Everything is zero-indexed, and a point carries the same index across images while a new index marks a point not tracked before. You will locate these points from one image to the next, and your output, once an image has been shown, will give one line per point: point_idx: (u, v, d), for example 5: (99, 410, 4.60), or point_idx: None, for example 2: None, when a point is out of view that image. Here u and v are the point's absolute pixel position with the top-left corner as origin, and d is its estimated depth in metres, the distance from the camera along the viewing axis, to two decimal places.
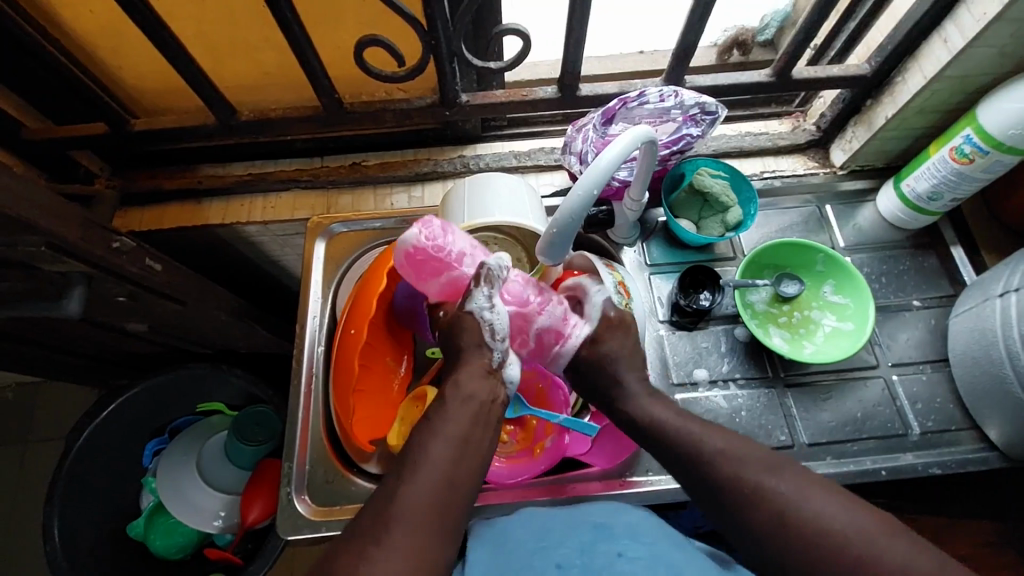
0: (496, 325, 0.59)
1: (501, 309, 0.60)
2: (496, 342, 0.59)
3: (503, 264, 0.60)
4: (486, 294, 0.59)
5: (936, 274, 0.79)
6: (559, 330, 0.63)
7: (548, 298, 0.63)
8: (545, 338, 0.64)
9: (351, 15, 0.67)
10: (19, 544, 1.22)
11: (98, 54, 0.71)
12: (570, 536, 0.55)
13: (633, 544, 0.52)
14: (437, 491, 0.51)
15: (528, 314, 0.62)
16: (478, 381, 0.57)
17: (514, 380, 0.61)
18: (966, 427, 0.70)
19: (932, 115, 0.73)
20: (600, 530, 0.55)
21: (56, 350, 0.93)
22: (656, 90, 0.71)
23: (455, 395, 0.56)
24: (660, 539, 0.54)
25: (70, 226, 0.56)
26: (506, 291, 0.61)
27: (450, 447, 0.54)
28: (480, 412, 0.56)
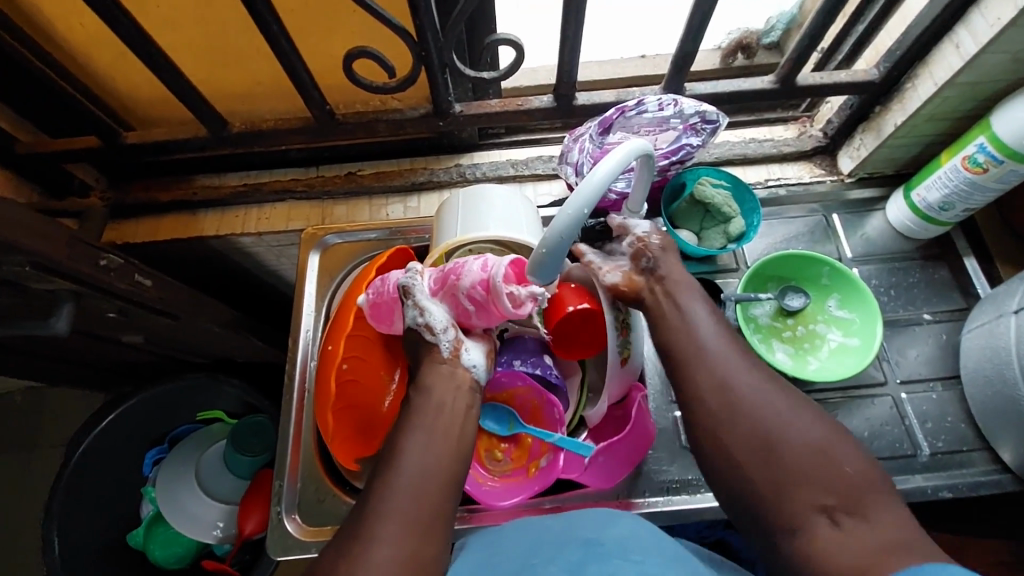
0: (432, 319, 0.60)
1: (431, 305, 0.60)
2: (438, 334, 0.60)
3: (410, 271, 0.61)
4: (411, 304, 0.60)
5: (948, 287, 0.76)
6: (489, 283, 0.58)
7: (464, 263, 0.60)
8: (485, 299, 0.59)
9: (340, 26, 0.66)
10: (24, 549, 1.23)
11: (88, 65, 0.70)
12: (559, 555, 0.51)
13: (621, 562, 0.49)
14: (414, 485, 0.52)
15: (455, 290, 0.60)
16: (440, 379, 0.59)
17: (476, 362, 0.61)
18: (978, 448, 0.68)
19: (944, 122, 0.70)
20: (591, 546, 0.52)
21: (54, 360, 0.93)
22: (655, 99, 0.69)
23: (420, 391, 0.59)
24: (651, 557, 0.50)
25: (54, 245, 0.55)
26: (435, 289, 0.62)
27: (420, 440, 0.55)
28: (446, 402, 0.58)
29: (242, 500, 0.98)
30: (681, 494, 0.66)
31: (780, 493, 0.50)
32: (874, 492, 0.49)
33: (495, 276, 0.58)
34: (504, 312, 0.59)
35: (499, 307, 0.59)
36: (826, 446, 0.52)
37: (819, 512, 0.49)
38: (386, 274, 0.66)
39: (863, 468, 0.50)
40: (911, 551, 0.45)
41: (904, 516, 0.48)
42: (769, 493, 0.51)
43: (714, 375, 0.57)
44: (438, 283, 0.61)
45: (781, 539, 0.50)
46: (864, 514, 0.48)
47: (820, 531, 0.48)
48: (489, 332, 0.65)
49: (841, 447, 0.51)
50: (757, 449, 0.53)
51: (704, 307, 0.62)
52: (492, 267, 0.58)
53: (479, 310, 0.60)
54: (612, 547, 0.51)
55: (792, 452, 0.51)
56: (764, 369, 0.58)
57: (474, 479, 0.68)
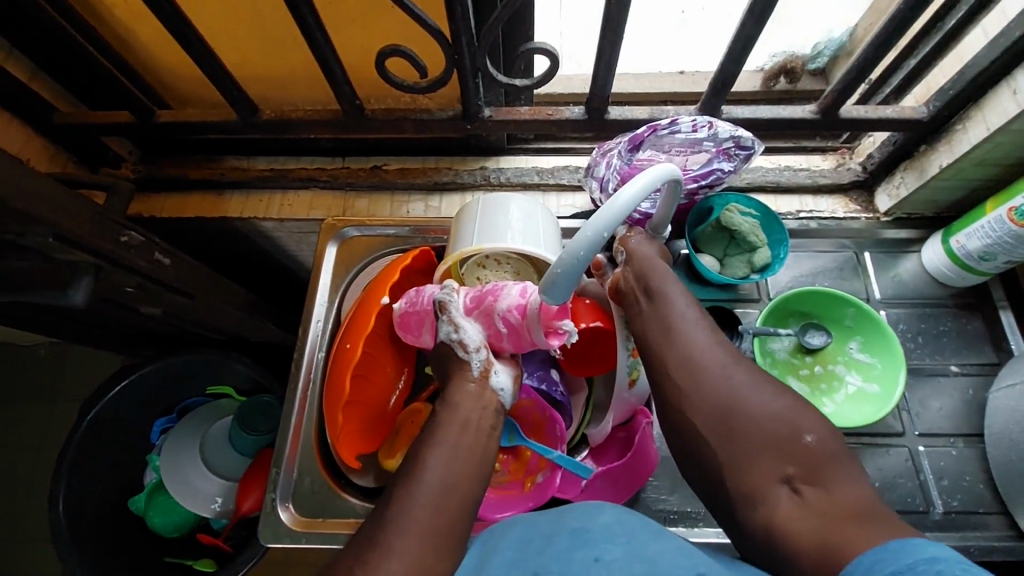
0: (465, 337, 0.61)
1: (465, 324, 0.61)
2: (471, 353, 0.60)
3: (449, 288, 0.62)
4: (447, 320, 0.61)
5: (979, 339, 0.73)
6: (526, 308, 0.60)
7: (503, 287, 0.62)
8: (519, 324, 0.61)
9: (377, 22, 0.65)
10: (33, 501, 1.27)
11: (129, 40, 0.71)
12: (546, 541, 0.50)
13: (609, 547, 0.47)
14: (435, 499, 0.50)
15: (490, 311, 0.61)
16: (471, 401, 0.58)
17: (505, 386, 0.61)
18: (994, 511, 0.65)
19: (993, 168, 0.67)
20: (577, 533, 0.50)
21: (75, 323, 0.96)
22: (689, 119, 0.66)
23: (446, 405, 0.58)
24: (636, 533, 0.49)
25: (77, 219, 0.56)
26: (470, 310, 0.62)
27: (443, 454, 0.54)
28: (472, 419, 0.57)
29: (242, 478, 0.99)
30: (677, 526, 0.65)
31: (740, 464, 0.49)
32: (835, 462, 0.48)
33: (532, 302, 0.60)
34: (536, 339, 0.61)
35: (532, 335, 0.60)
36: (789, 415, 0.50)
37: (780, 483, 0.48)
38: (420, 287, 0.67)
39: (824, 437, 0.49)
40: (870, 520, 0.43)
41: (867, 489, 0.46)
42: (730, 466, 0.50)
43: (681, 350, 0.55)
44: (472, 304, 0.63)
45: (743, 512, 0.49)
46: (824, 484, 0.47)
47: (780, 501, 0.47)
48: (516, 357, 0.65)
49: (803, 418, 0.49)
50: (721, 423, 0.51)
51: (675, 290, 0.59)
52: (531, 293, 0.61)
53: (512, 335, 0.61)
54: (596, 530, 0.49)
55: (752, 424, 0.50)
56: (729, 343, 0.56)
57: None
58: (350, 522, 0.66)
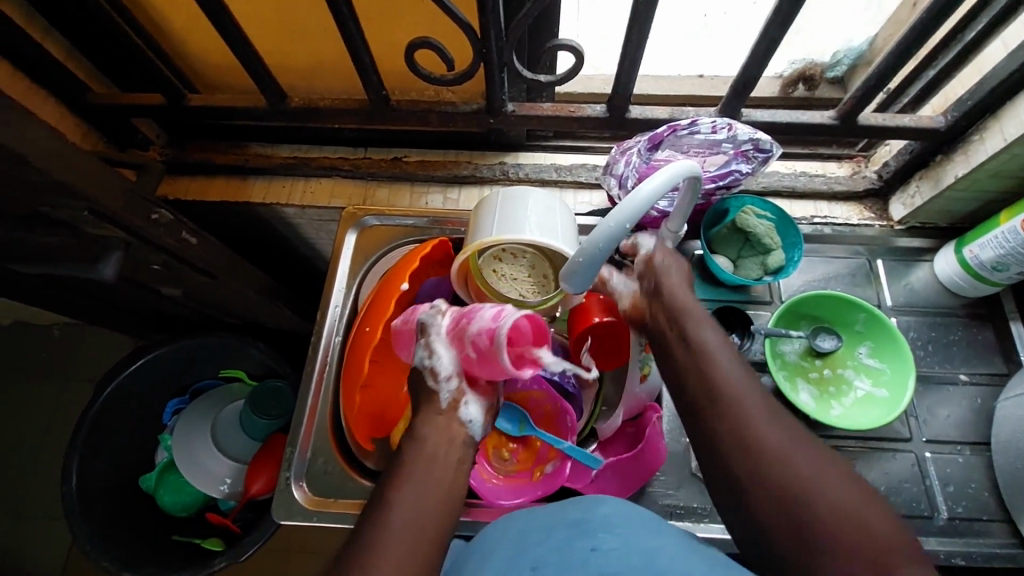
0: (437, 364, 0.59)
1: (440, 350, 0.59)
2: (441, 383, 0.59)
3: (433, 312, 0.61)
4: (423, 345, 0.60)
5: (990, 350, 0.73)
6: (493, 334, 0.55)
7: (479, 309, 0.58)
8: (487, 351, 0.56)
9: (406, 15, 0.67)
10: (44, 476, 1.29)
11: (164, 25, 0.73)
12: (545, 533, 0.52)
13: (608, 536, 0.48)
14: (408, 533, 0.51)
15: (463, 337, 0.58)
16: (437, 434, 0.57)
17: (473, 419, 0.59)
18: (998, 518, 0.66)
19: (1009, 180, 0.67)
20: (577, 523, 0.52)
21: (95, 301, 0.97)
22: (709, 121, 0.67)
23: (414, 439, 0.58)
24: (636, 523, 0.50)
25: (111, 195, 0.58)
26: (449, 334, 0.60)
27: (412, 491, 0.54)
28: (439, 454, 0.56)
29: (252, 460, 1.01)
30: (683, 520, 0.66)
31: (803, 554, 0.43)
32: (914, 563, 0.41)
33: (499, 328, 0.54)
34: (505, 369, 0.56)
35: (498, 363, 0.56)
36: (853, 504, 0.44)
37: None
38: (415, 308, 0.66)
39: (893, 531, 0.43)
40: None
41: None
42: (793, 557, 0.44)
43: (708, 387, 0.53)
44: (451, 327, 0.60)
45: None
46: None
47: None
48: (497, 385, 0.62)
49: (870, 510, 0.44)
50: (775, 502, 0.46)
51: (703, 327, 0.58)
52: (501, 315, 0.56)
53: (482, 363, 0.57)
54: (595, 520, 0.51)
55: (813, 508, 0.44)
56: (771, 394, 0.53)
57: (480, 475, 0.68)
58: (361, 503, 0.68)
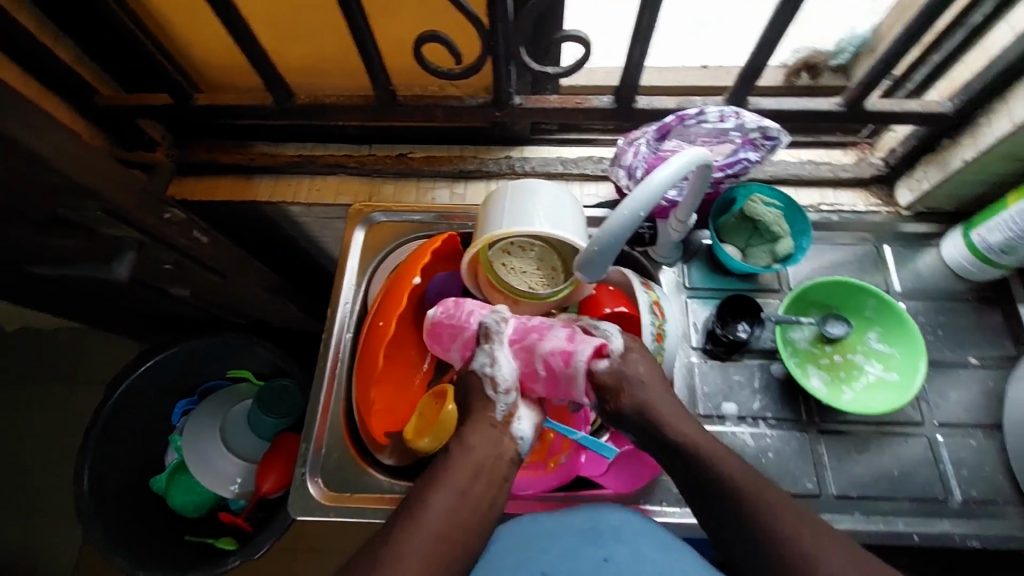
0: (499, 374, 0.61)
1: (503, 359, 0.62)
2: (499, 394, 0.61)
3: (499, 318, 0.64)
4: (487, 350, 0.62)
5: (999, 332, 0.74)
6: (569, 356, 0.61)
7: (551, 326, 0.63)
8: (557, 369, 0.61)
9: (413, 10, 0.67)
10: (52, 480, 1.29)
11: (169, 26, 0.72)
12: (553, 536, 0.59)
13: (619, 547, 0.56)
14: (437, 536, 0.53)
15: (533, 349, 0.62)
16: (483, 438, 0.59)
17: (525, 435, 0.61)
18: (1012, 501, 0.66)
19: (1017, 163, 0.68)
20: (589, 533, 0.58)
21: (103, 303, 0.97)
22: (716, 109, 0.68)
23: (460, 445, 0.59)
24: (641, 538, 0.58)
25: (125, 195, 0.59)
26: (515, 344, 0.63)
27: (447, 498, 0.55)
28: (485, 465, 0.58)
29: (262, 459, 1.01)
30: None
31: None
32: None
33: (577, 354, 0.61)
34: (572, 388, 0.62)
35: (569, 381, 0.62)
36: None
37: None
38: (460, 300, 0.68)
39: None
40: None
41: None
42: None
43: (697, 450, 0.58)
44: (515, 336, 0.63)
45: None
46: None
47: None
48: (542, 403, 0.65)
49: None
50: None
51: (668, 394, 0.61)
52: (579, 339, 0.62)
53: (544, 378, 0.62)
54: (605, 529, 0.59)
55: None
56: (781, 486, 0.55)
57: None
58: (376, 496, 0.68)
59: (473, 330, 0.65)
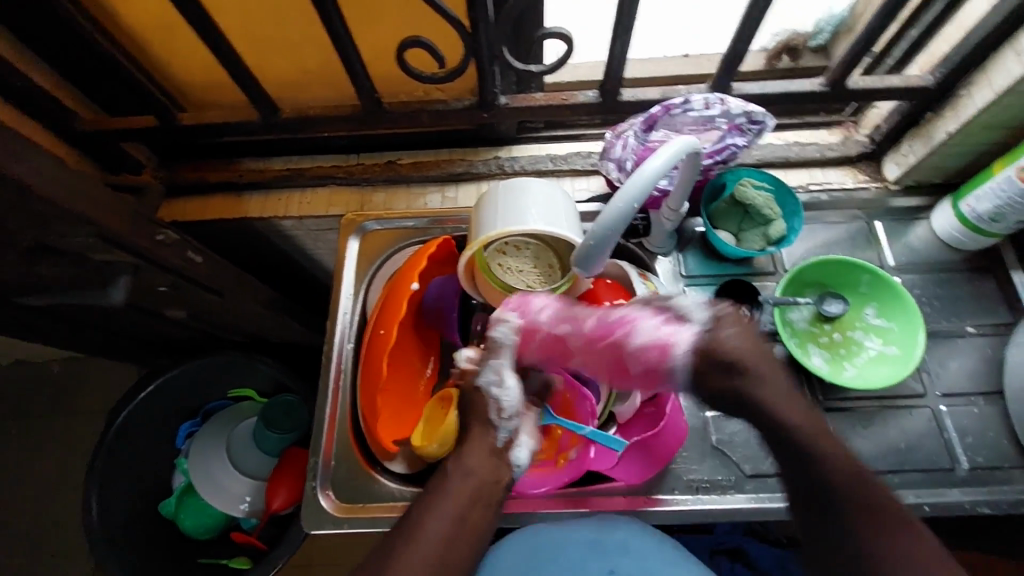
0: (503, 400, 0.63)
1: (509, 380, 0.63)
2: (501, 421, 0.63)
3: (509, 332, 0.63)
4: (495, 370, 0.63)
5: (994, 299, 0.75)
6: (666, 347, 0.59)
7: (637, 315, 0.61)
8: (654, 362, 0.60)
9: (393, 16, 0.67)
10: (59, 512, 1.28)
11: (149, 48, 0.72)
12: (564, 545, 0.66)
13: (622, 560, 0.65)
14: (434, 559, 0.56)
15: (621, 342, 0.60)
16: (482, 461, 0.62)
17: (522, 463, 0.64)
18: (1018, 465, 0.67)
19: (1001, 131, 0.69)
20: (594, 544, 0.66)
21: (99, 331, 0.97)
22: (701, 97, 0.68)
23: (461, 469, 0.61)
24: (643, 549, 0.66)
25: (117, 220, 0.59)
26: (603, 338, 0.61)
27: (445, 523, 0.58)
28: (482, 489, 0.60)
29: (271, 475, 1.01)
30: (711, 493, 0.66)
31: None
32: None
33: (676, 345, 0.59)
34: (670, 382, 0.60)
35: (666, 374, 0.60)
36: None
37: None
38: (526, 298, 0.64)
39: None
40: None
41: None
42: None
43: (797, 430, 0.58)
44: (607, 325, 0.61)
45: None
46: None
47: None
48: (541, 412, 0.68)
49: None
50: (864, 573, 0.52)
51: (778, 377, 0.60)
52: (671, 326, 0.60)
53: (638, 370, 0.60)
54: (609, 542, 0.65)
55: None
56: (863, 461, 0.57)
57: None
58: (389, 505, 0.68)
59: (549, 328, 0.63)
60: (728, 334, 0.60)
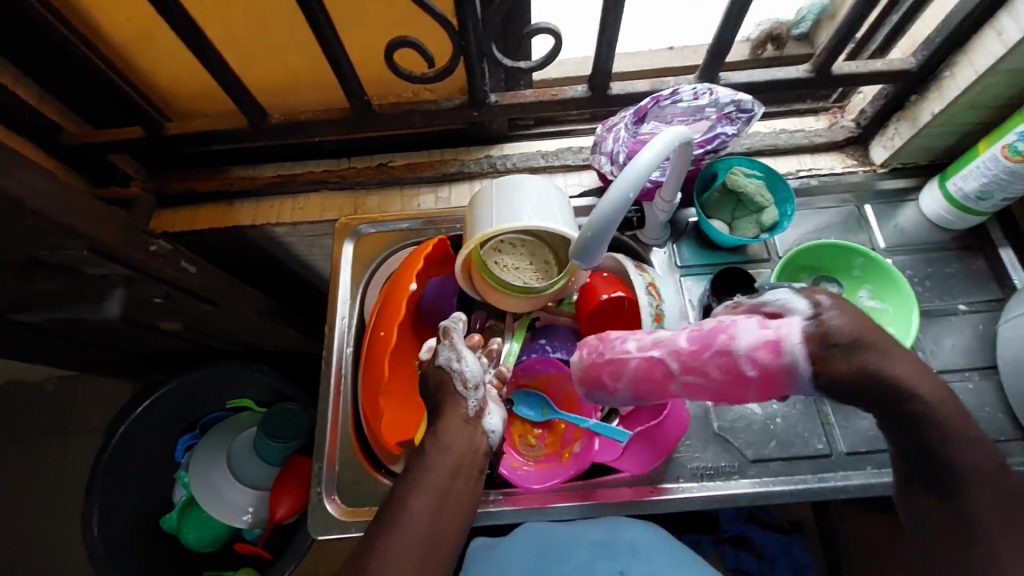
0: (466, 371, 0.62)
1: (466, 354, 0.63)
2: (468, 391, 0.62)
3: (460, 320, 0.65)
4: (450, 347, 0.63)
5: (984, 276, 0.76)
6: (775, 345, 0.50)
7: (729, 319, 0.55)
8: (771, 366, 0.51)
9: (380, 17, 0.67)
10: (58, 533, 1.26)
11: (133, 58, 0.71)
12: (569, 549, 0.60)
13: (634, 562, 0.56)
14: (422, 539, 0.54)
15: (725, 348, 0.53)
16: (457, 433, 0.60)
17: (495, 429, 0.63)
18: (1015, 438, 0.68)
19: (984, 110, 0.70)
20: (601, 547, 0.59)
21: (93, 346, 0.96)
22: (690, 89, 0.69)
23: (437, 446, 0.59)
24: (658, 556, 0.58)
25: (109, 231, 0.58)
26: (693, 350, 0.56)
27: (429, 500, 0.56)
28: (462, 463, 0.59)
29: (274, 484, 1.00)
30: (716, 479, 0.66)
31: None
32: None
33: (787, 340, 0.49)
34: (799, 386, 0.50)
35: (793, 377, 0.50)
36: None
37: None
38: (605, 336, 0.62)
39: None
40: None
41: None
42: None
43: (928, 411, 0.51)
44: (699, 338, 0.56)
45: None
46: None
47: None
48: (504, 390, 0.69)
49: None
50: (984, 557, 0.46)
51: (903, 355, 0.48)
52: (774, 321, 0.51)
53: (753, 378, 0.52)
54: (619, 547, 0.59)
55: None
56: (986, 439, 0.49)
57: (510, 464, 0.70)
58: None
59: (631, 359, 0.60)
60: (840, 315, 0.48)
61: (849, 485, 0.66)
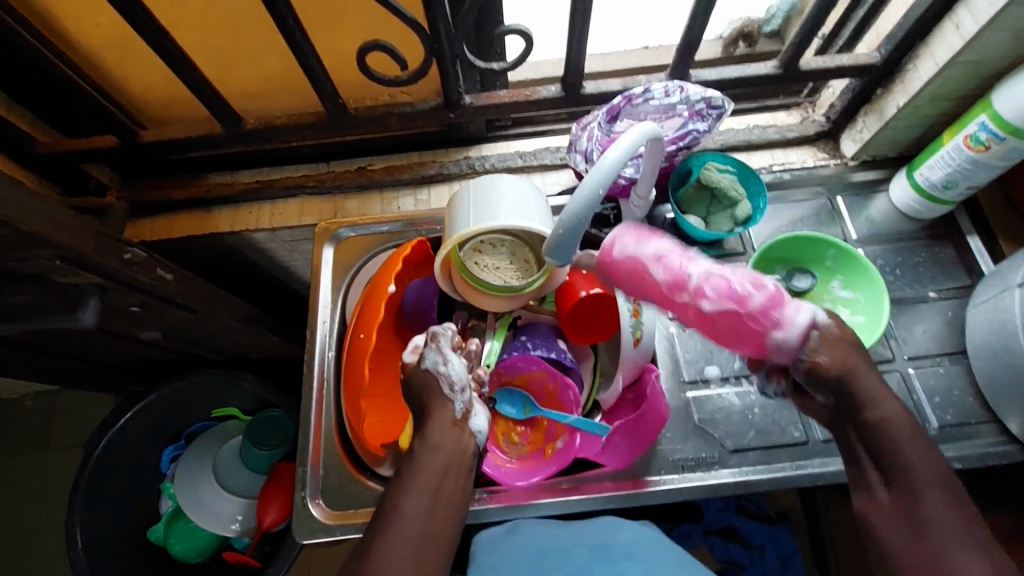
0: (451, 373, 0.62)
1: (452, 357, 0.63)
2: (455, 394, 0.62)
3: (447, 327, 0.65)
4: (437, 351, 0.63)
5: (953, 264, 0.78)
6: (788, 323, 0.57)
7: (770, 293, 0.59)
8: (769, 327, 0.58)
9: (351, 21, 0.67)
10: (41, 549, 1.24)
11: (105, 66, 0.71)
12: (566, 554, 0.60)
13: (631, 565, 0.58)
14: (417, 539, 0.55)
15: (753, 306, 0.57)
16: (445, 434, 0.61)
17: (482, 429, 0.64)
18: (986, 420, 0.69)
19: (946, 103, 0.72)
20: (599, 552, 0.60)
21: (71, 358, 0.95)
22: (661, 86, 0.70)
23: (427, 448, 0.60)
24: (654, 559, 0.60)
25: (82, 240, 0.58)
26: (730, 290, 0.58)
27: (423, 503, 0.58)
28: (451, 463, 0.60)
29: (261, 492, 0.98)
30: (697, 470, 0.67)
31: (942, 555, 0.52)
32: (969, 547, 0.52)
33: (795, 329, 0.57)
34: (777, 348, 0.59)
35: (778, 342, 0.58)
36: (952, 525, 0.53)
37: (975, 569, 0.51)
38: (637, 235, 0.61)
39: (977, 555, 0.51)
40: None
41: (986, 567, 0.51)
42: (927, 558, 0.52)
43: (889, 423, 0.57)
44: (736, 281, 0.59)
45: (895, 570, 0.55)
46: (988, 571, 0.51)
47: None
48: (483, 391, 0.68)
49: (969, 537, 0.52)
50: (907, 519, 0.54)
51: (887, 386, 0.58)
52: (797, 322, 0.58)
53: (749, 326, 0.58)
54: (615, 550, 0.60)
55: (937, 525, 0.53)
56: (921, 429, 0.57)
57: (493, 462, 0.72)
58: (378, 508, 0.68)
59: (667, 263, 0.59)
60: (834, 351, 0.58)
61: (827, 473, 0.67)
